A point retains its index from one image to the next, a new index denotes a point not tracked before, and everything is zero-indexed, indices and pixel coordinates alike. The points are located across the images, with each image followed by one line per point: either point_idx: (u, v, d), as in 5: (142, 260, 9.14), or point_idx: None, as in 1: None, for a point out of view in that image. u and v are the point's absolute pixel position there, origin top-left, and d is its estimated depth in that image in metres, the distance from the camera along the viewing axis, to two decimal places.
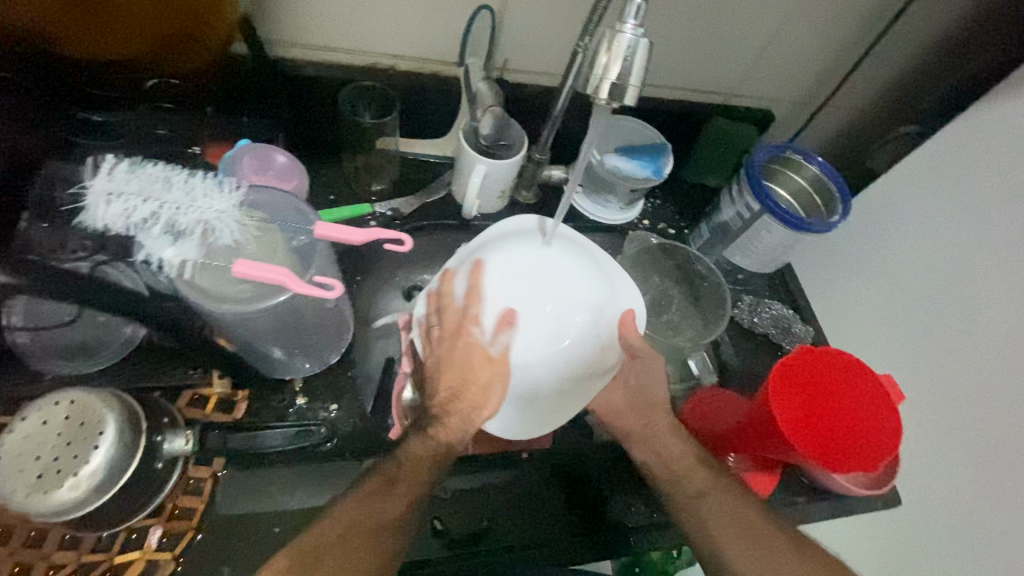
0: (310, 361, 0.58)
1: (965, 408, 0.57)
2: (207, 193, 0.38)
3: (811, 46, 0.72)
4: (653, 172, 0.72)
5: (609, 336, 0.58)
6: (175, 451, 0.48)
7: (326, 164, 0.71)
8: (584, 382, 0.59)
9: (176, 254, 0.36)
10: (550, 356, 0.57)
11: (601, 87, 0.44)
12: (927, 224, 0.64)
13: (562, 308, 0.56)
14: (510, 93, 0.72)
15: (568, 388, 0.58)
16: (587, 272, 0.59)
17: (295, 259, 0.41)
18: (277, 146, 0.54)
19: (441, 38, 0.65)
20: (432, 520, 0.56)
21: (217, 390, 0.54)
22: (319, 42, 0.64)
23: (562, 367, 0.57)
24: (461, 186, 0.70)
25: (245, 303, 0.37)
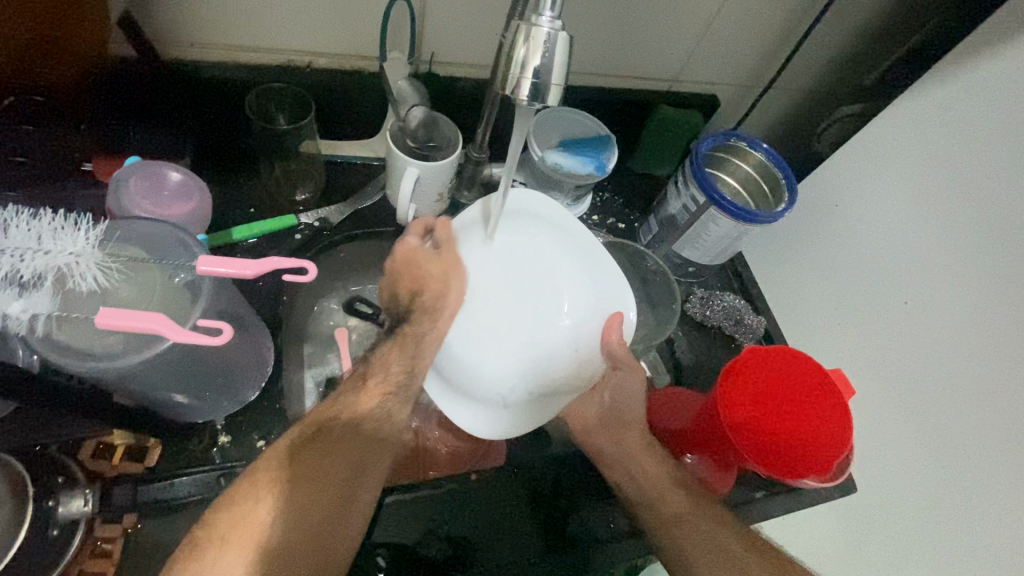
0: (228, 400, 0.52)
1: (916, 395, 0.57)
2: (58, 232, 0.32)
3: (752, 27, 0.70)
4: (596, 167, 0.68)
5: (589, 349, 0.49)
6: (73, 514, 0.43)
7: (241, 174, 0.65)
8: (554, 394, 0.51)
9: (22, 310, 0.30)
10: (517, 357, 0.47)
11: (520, 87, 0.40)
12: (875, 209, 0.63)
13: (546, 305, 0.46)
14: (441, 88, 0.67)
15: (540, 399, 0.50)
16: (571, 265, 0.48)
17: (178, 300, 0.35)
18: (169, 162, 0.48)
19: (358, 33, 0.60)
20: (376, 555, 0.54)
21: (121, 440, 0.49)
22: (218, 41, 0.57)
23: (528, 374, 0.47)
24: (393, 192, 0.65)
25: (117, 359, 0.32)
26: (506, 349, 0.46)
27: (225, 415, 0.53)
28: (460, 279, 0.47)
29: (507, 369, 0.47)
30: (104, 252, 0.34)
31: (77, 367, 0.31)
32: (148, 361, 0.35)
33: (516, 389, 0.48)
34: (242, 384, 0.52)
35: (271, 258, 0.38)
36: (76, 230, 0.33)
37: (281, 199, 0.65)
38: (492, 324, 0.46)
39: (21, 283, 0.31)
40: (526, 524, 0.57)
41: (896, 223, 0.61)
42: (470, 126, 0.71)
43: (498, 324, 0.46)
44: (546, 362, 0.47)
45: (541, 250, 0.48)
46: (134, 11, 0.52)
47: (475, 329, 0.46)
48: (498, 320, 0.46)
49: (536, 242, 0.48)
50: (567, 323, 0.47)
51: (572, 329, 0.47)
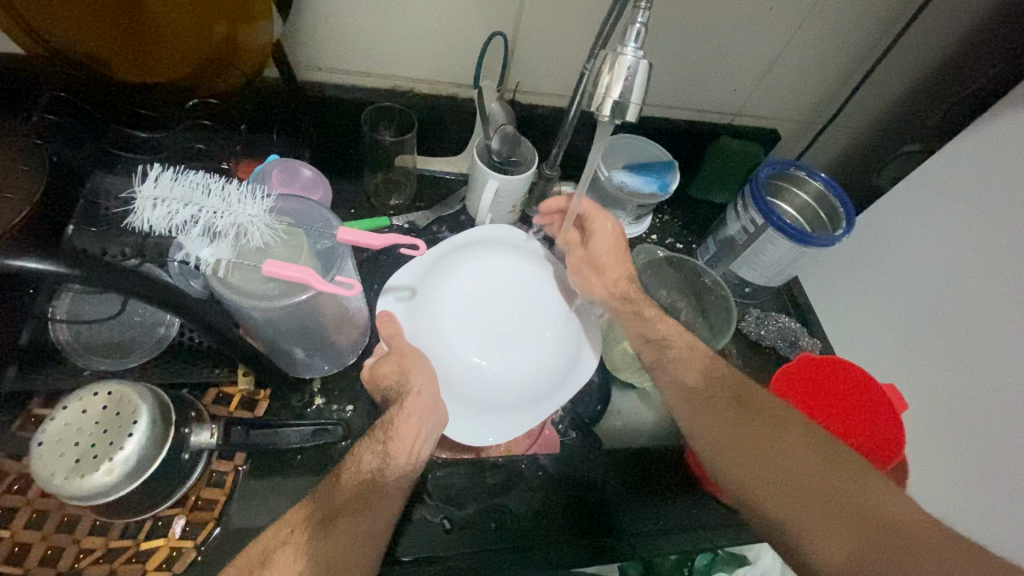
0: (329, 364, 0.60)
1: (971, 424, 0.57)
2: (242, 198, 0.41)
3: (812, 68, 0.75)
4: (659, 188, 0.74)
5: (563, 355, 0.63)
6: (201, 443, 0.51)
7: (347, 178, 0.75)
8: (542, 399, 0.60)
9: (213, 254, 0.39)
10: (504, 363, 0.62)
11: (604, 104, 0.48)
12: (931, 237, 0.65)
13: (538, 324, 0.64)
14: (522, 113, 0.76)
15: (530, 399, 0.61)
16: (541, 293, 0.65)
17: (318, 262, 0.44)
18: (304, 161, 0.58)
19: (457, 63, 0.69)
20: (443, 518, 0.56)
21: (242, 387, 0.58)
22: (343, 67, 0.68)
23: (517, 378, 0.62)
24: (474, 200, 0.73)
25: (272, 300, 0.40)
26: (506, 354, 0.62)
27: (322, 378, 0.61)
28: (471, 296, 0.64)
29: (506, 369, 0.62)
30: (271, 217, 0.42)
31: (243, 304, 0.40)
32: (291, 307, 0.43)
33: (508, 388, 0.61)
34: (343, 351, 0.60)
35: (394, 233, 0.46)
36: (254, 199, 0.42)
37: (378, 202, 0.74)
38: (494, 335, 0.63)
39: (212, 234, 0.40)
40: (568, 503, 0.60)
41: (952, 252, 0.62)
42: (546, 148, 0.79)
43: (499, 333, 0.63)
44: (533, 367, 0.62)
45: (515, 282, 0.65)
46: (284, 42, 0.64)
47: (489, 338, 0.63)
48: (499, 331, 0.63)
49: (532, 276, 0.66)
50: (552, 338, 0.64)
51: (558, 343, 0.64)
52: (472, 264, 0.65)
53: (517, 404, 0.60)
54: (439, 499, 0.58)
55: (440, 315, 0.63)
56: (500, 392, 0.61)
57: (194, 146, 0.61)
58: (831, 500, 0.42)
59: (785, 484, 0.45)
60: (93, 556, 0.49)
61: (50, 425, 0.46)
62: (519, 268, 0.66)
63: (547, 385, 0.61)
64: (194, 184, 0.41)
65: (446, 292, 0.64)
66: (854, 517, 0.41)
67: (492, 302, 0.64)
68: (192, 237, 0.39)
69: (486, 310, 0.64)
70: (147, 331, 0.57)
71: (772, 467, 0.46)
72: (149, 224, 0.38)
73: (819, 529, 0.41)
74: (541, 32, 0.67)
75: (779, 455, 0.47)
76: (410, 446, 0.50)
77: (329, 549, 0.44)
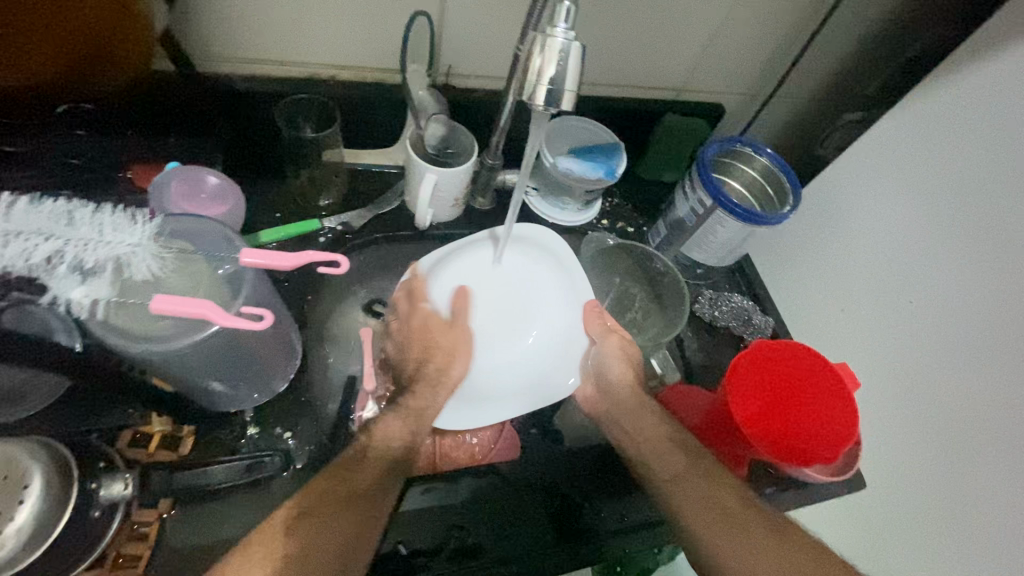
0: (258, 391, 0.55)
1: (920, 393, 0.58)
2: (117, 225, 0.36)
3: (755, 37, 0.73)
4: (605, 173, 0.71)
5: (564, 357, 0.59)
6: (114, 496, 0.45)
7: (268, 181, 0.68)
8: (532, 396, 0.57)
9: (87, 295, 0.33)
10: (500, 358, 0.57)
11: (537, 93, 0.43)
12: (880, 209, 0.65)
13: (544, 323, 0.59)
14: (457, 98, 0.70)
15: (518, 395, 0.57)
16: (553, 289, 0.60)
17: (222, 291, 0.38)
18: (207, 167, 0.52)
19: (379, 46, 0.63)
20: (395, 544, 0.54)
21: (159, 427, 0.51)
22: (249, 55, 0.61)
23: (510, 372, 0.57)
24: (411, 197, 0.68)
25: (169, 342, 0.35)
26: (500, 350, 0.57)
27: (254, 407, 0.55)
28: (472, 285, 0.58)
29: (501, 366, 0.57)
30: (158, 244, 0.37)
31: (132, 349, 0.34)
32: (196, 345, 0.38)
33: (499, 382, 0.57)
34: (271, 375, 0.55)
35: (307, 251, 0.41)
36: (133, 225, 0.37)
37: (305, 204, 0.68)
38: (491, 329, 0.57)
39: (84, 272, 0.34)
40: (534, 512, 0.58)
41: (897, 225, 0.62)
42: (485, 135, 0.74)
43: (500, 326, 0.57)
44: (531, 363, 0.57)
45: (525, 272, 0.60)
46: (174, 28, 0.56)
47: (482, 334, 0.57)
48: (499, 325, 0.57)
49: (539, 274, 0.60)
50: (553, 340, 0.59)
51: (557, 345, 0.59)
52: (480, 246, 0.60)
53: (504, 397, 0.57)
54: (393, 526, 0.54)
55: (439, 296, 0.58)
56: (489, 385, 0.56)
57: (71, 159, 0.53)
58: (740, 515, 0.48)
59: (726, 518, 0.48)
60: None
61: None
62: (530, 257, 0.61)
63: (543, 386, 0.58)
64: (54, 213, 0.35)
65: (451, 270, 0.59)
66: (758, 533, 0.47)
67: (498, 289, 0.59)
68: (59, 276, 0.33)
69: (483, 302, 0.58)
70: (36, 377, 0.49)
71: (692, 478, 0.51)
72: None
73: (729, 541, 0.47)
74: (469, 8, 0.61)
75: (699, 469, 0.52)
76: (399, 439, 0.52)
77: (310, 558, 0.43)
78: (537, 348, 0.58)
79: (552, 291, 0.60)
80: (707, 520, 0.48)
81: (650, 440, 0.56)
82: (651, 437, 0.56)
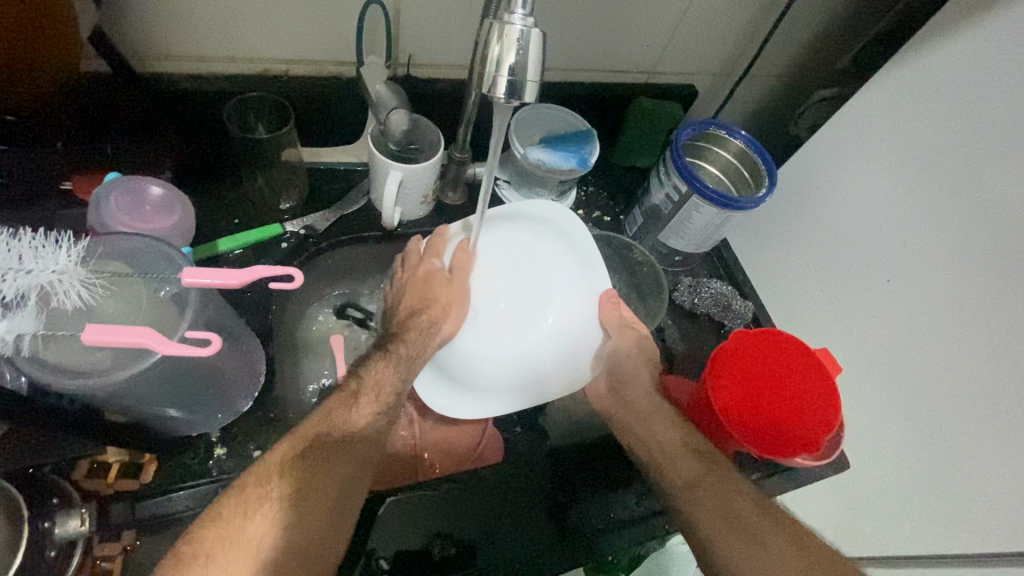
0: (222, 411, 0.51)
1: (900, 373, 0.58)
2: (37, 250, 0.32)
3: (725, 15, 0.71)
4: (578, 162, 0.69)
5: (572, 350, 0.58)
6: (70, 533, 0.43)
7: (224, 186, 0.64)
8: (533, 387, 0.57)
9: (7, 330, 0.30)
10: (504, 347, 0.55)
11: (496, 85, 0.41)
12: (858, 187, 0.64)
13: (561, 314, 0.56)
14: (420, 89, 0.67)
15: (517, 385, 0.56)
16: (571, 275, 0.57)
17: (165, 315, 0.36)
18: (149, 177, 0.49)
19: (333, 38, 0.59)
20: (377, 560, 0.53)
21: (116, 457, 0.49)
22: (192, 52, 0.57)
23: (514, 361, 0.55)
24: (377, 195, 0.65)
25: (106, 374, 0.32)
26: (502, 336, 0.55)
27: (220, 427, 0.52)
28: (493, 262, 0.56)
29: (508, 355, 0.55)
30: (87, 269, 0.34)
31: (65, 385, 0.32)
32: (138, 376, 0.35)
33: (502, 372, 0.55)
34: (234, 394, 0.52)
35: (256, 267, 0.38)
36: (56, 248, 0.33)
37: (265, 208, 0.64)
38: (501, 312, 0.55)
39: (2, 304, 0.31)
40: (520, 514, 0.57)
41: (875, 204, 0.61)
42: (452, 127, 0.71)
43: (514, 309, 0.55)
44: (537, 351, 0.55)
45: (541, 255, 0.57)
46: (105, 26, 0.52)
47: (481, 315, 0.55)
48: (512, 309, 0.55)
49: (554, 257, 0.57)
50: (565, 332, 0.57)
51: (564, 335, 0.57)
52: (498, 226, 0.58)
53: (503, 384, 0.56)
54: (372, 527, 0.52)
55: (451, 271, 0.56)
56: (491, 373, 0.55)
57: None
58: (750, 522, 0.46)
59: (733, 522, 0.46)
60: None
61: None
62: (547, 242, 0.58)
63: (544, 376, 0.57)
64: None
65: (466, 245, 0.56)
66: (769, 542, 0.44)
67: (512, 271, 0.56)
68: None
69: (488, 280, 0.56)
70: None
71: (703, 486, 0.49)
72: None
73: (737, 545, 0.45)
74: None
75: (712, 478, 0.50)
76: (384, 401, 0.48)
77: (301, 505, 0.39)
78: (545, 337, 0.56)
79: (568, 280, 0.57)
80: (720, 523, 0.46)
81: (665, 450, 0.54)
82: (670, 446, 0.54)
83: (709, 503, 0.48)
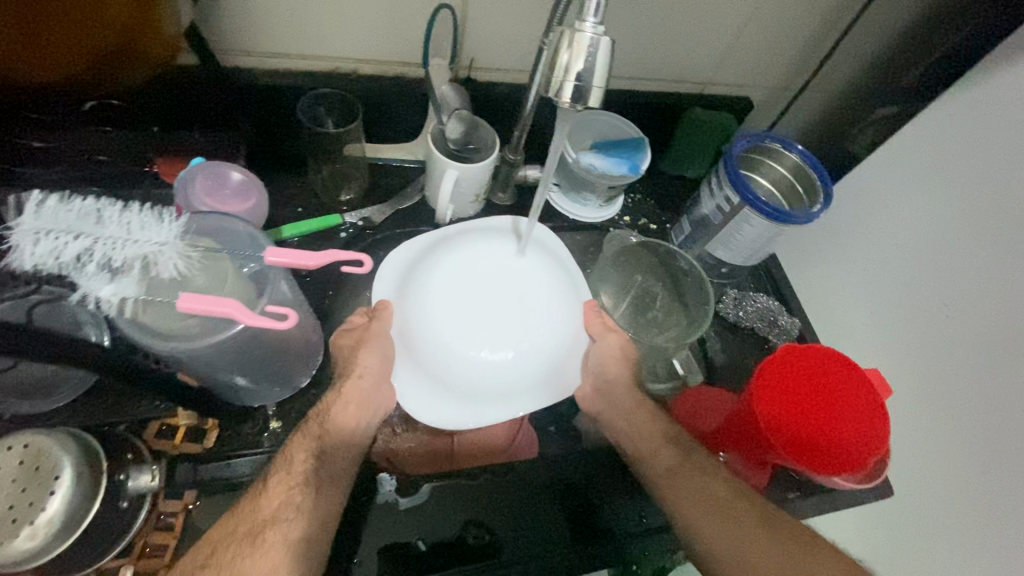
0: (281, 386, 0.55)
1: (951, 401, 0.56)
2: (145, 224, 0.36)
3: (786, 28, 0.70)
4: (629, 169, 0.70)
5: (553, 362, 0.56)
6: (141, 487, 0.46)
7: (291, 174, 0.68)
8: (516, 397, 0.54)
9: (114, 293, 0.34)
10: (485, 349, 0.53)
11: (563, 89, 0.42)
12: (914, 208, 0.62)
13: (542, 329, 0.56)
14: (479, 92, 0.69)
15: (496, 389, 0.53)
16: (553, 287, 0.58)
17: (247, 289, 0.38)
18: (230, 163, 0.53)
19: (402, 40, 0.62)
20: (416, 541, 0.54)
21: (184, 420, 0.52)
22: (271, 50, 0.61)
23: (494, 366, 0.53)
24: (431, 192, 0.67)
25: (195, 338, 0.35)
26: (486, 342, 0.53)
27: (276, 401, 0.56)
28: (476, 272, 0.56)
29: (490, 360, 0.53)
30: (184, 242, 0.37)
31: (158, 347, 0.34)
32: (220, 344, 0.38)
33: (482, 376, 0.53)
34: (294, 371, 0.55)
35: (329, 250, 0.41)
36: (159, 223, 0.37)
37: (327, 199, 0.67)
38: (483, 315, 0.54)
39: (112, 269, 0.35)
40: (550, 506, 0.58)
41: (931, 227, 0.60)
42: (507, 129, 0.73)
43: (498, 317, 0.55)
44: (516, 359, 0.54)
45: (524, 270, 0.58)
46: (199, 23, 0.56)
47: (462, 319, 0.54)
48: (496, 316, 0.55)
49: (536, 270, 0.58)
50: (547, 346, 0.56)
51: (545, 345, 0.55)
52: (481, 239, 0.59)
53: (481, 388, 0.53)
54: (402, 498, 0.57)
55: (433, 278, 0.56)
56: (470, 375, 0.53)
57: (97, 157, 0.54)
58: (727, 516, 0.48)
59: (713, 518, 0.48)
60: None
61: None
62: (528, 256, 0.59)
63: (525, 383, 0.54)
64: (83, 211, 0.35)
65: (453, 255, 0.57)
66: (743, 532, 0.46)
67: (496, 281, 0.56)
68: (87, 274, 0.34)
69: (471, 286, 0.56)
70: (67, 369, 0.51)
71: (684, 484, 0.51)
72: (29, 266, 0.32)
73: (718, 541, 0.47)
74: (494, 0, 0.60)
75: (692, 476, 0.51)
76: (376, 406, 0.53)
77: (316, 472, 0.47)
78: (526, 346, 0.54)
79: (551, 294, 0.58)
80: (699, 513, 0.48)
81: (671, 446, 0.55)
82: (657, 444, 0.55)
83: (694, 494, 0.50)
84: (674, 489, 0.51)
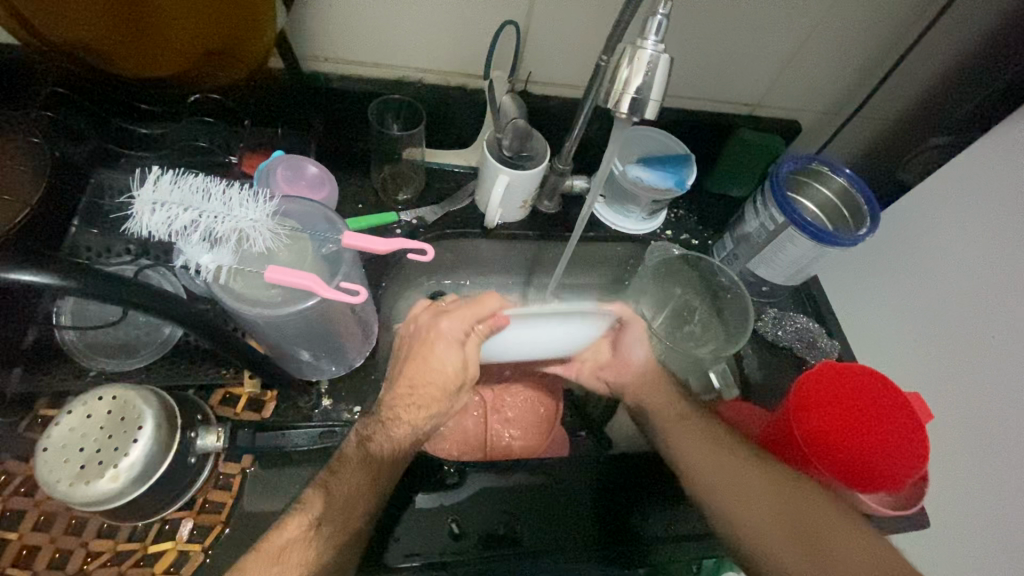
0: (336, 364, 0.59)
1: (998, 433, 0.55)
2: (243, 202, 0.40)
3: (839, 54, 0.72)
4: (675, 183, 0.72)
5: None
6: (208, 448, 0.50)
7: (354, 172, 0.73)
8: None
9: (213, 260, 0.38)
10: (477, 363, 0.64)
11: (622, 101, 0.45)
12: (963, 237, 0.62)
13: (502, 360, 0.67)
14: (534, 104, 0.73)
15: None
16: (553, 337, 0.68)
17: (323, 268, 0.42)
18: (309, 158, 0.58)
19: (467, 52, 0.67)
20: (450, 522, 0.55)
21: (248, 389, 0.57)
22: (347, 57, 0.66)
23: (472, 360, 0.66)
24: (483, 195, 0.71)
25: (276, 308, 0.40)
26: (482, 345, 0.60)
27: (330, 379, 0.60)
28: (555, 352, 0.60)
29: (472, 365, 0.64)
30: (273, 221, 0.42)
31: (245, 311, 0.39)
32: (296, 315, 0.42)
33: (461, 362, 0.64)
34: (349, 350, 0.60)
35: (397, 239, 0.44)
36: (255, 203, 0.41)
37: (385, 197, 0.71)
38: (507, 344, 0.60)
39: (213, 240, 0.39)
40: (580, 509, 0.58)
41: (979, 255, 0.59)
42: (558, 141, 0.76)
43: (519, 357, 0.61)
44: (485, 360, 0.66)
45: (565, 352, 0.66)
46: (287, 30, 0.62)
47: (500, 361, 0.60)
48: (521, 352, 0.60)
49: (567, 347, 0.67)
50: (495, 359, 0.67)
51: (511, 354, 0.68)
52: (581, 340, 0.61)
53: None
54: (420, 496, 0.56)
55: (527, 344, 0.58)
56: None
57: (197, 143, 0.60)
58: (774, 513, 0.52)
59: (757, 515, 0.53)
60: (102, 558, 0.48)
61: (56, 429, 0.46)
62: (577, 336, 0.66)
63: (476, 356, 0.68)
64: (194, 187, 0.40)
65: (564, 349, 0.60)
66: (789, 527, 0.51)
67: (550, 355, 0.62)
68: (192, 242, 0.38)
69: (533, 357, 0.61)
70: (152, 332, 0.57)
71: (730, 482, 0.55)
72: (149, 230, 0.37)
73: (767, 535, 0.52)
74: (556, 19, 0.64)
75: (734, 474, 0.56)
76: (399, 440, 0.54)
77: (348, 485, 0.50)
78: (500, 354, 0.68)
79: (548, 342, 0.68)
80: (744, 507, 0.53)
81: (707, 452, 0.58)
82: (693, 452, 0.59)
83: (735, 491, 0.55)
84: (718, 489, 0.55)
